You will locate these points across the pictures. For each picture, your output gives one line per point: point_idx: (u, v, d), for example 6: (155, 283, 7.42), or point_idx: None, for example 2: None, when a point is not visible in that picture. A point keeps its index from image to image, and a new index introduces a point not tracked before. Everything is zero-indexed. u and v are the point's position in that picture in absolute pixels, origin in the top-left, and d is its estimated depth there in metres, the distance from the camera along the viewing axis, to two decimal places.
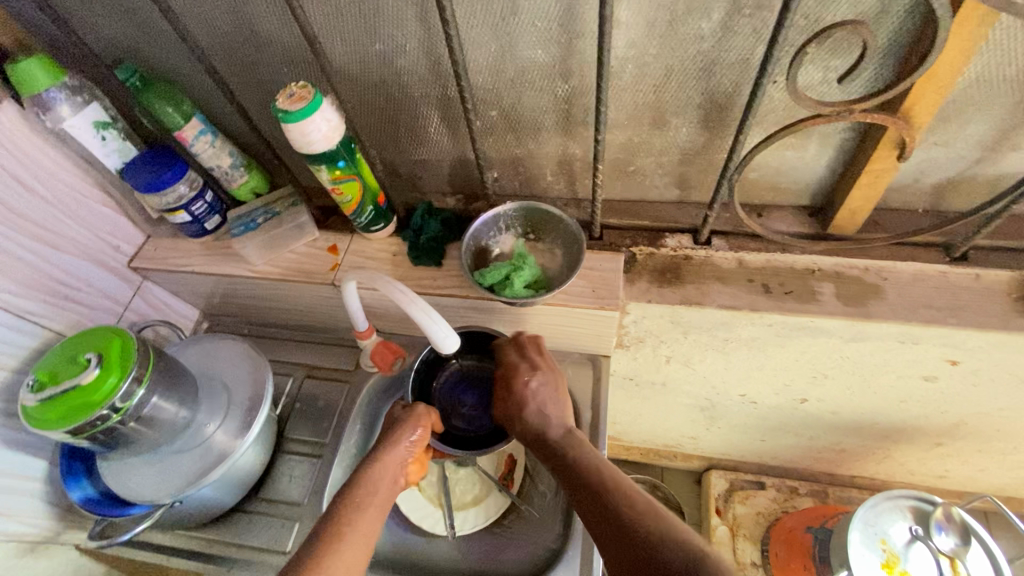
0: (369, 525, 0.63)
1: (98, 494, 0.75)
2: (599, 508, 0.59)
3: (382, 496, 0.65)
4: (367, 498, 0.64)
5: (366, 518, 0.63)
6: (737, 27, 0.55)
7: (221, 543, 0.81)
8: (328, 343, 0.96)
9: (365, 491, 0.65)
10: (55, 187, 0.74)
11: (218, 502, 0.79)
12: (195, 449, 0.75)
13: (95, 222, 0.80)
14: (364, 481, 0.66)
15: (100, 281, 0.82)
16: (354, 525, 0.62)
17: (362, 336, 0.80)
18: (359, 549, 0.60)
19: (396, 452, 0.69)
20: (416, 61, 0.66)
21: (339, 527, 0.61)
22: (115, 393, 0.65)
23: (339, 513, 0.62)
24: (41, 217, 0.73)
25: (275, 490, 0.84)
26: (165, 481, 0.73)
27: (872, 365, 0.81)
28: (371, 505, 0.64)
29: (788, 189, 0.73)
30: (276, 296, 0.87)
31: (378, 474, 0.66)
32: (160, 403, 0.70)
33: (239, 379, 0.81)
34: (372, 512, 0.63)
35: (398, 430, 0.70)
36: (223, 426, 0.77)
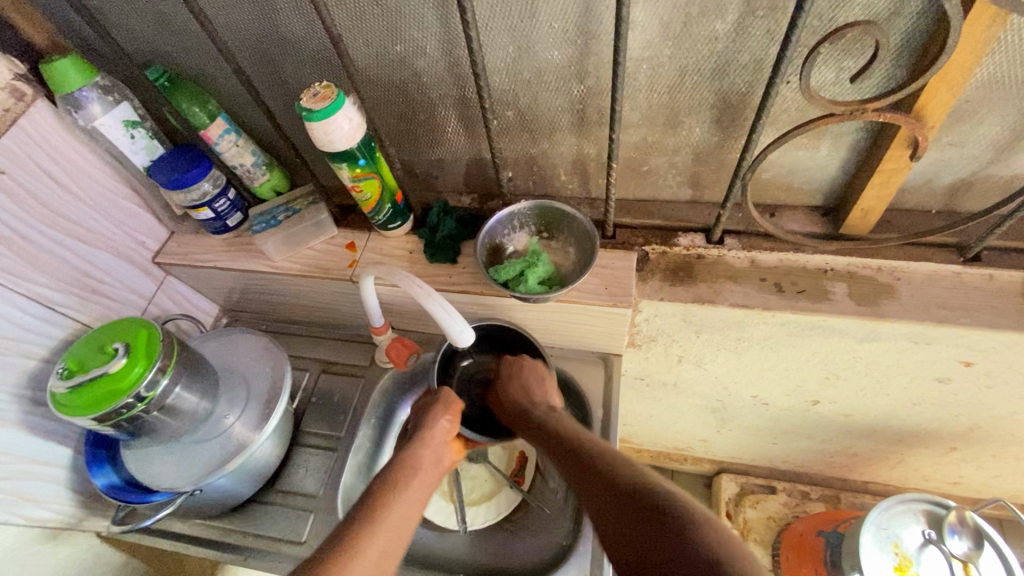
0: (409, 505, 0.65)
1: (121, 482, 0.77)
2: (588, 475, 0.61)
3: (420, 478, 0.68)
4: (405, 478, 0.67)
5: (407, 497, 0.65)
6: (751, 28, 0.56)
7: (238, 533, 0.82)
8: (343, 339, 0.98)
9: (402, 474, 0.67)
10: (85, 183, 0.77)
11: (236, 492, 0.81)
12: (215, 439, 0.77)
13: (122, 218, 0.83)
14: (404, 464, 0.68)
15: (125, 275, 0.84)
16: (397, 503, 0.64)
17: (378, 331, 0.82)
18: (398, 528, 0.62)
19: (432, 436, 0.71)
20: (436, 62, 0.68)
21: (379, 505, 0.63)
22: (140, 381, 0.67)
23: (381, 492, 0.64)
24: (71, 212, 0.75)
25: (290, 482, 0.86)
26: (186, 469, 0.75)
27: (885, 366, 0.81)
28: (410, 486, 0.66)
29: (801, 189, 0.74)
30: (294, 292, 0.89)
31: (418, 456, 0.69)
32: (182, 393, 0.72)
33: (258, 372, 0.83)
34: (412, 493, 0.66)
35: (432, 415, 0.73)
36: (242, 417, 0.78)
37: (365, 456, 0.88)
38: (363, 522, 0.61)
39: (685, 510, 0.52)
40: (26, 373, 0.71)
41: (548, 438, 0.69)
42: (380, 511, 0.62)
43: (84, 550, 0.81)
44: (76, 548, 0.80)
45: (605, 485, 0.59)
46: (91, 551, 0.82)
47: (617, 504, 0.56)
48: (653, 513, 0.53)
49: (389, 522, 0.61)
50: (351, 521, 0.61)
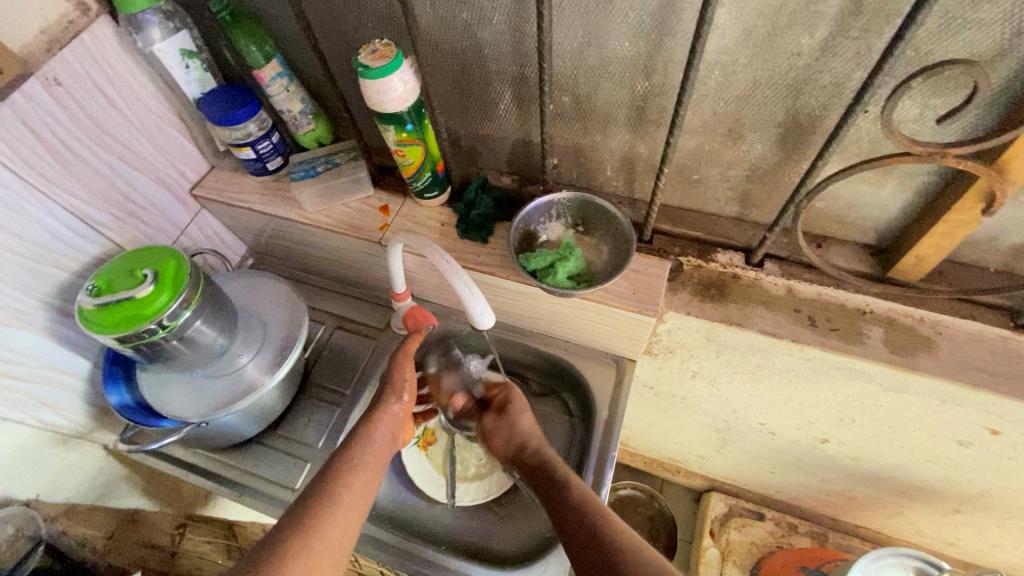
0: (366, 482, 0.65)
1: (134, 402, 0.79)
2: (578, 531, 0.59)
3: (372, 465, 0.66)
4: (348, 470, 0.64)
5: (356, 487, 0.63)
6: (839, 48, 0.53)
7: (236, 469, 0.84)
8: (362, 298, 0.98)
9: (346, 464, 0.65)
10: (135, 106, 0.77)
11: (239, 430, 0.82)
12: (227, 376, 0.78)
13: (165, 145, 0.83)
14: (355, 444, 0.67)
15: (162, 202, 0.85)
16: (350, 490, 0.63)
17: (398, 297, 0.81)
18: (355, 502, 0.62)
19: (389, 412, 0.72)
20: (500, 35, 0.66)
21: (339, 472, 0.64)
22: (164, 311, 0.68)
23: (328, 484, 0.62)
24: (118, 131, 0.75)
25: (293, 429, 0.88)
26: (195, 401, 0.77)
27: (905, 418, 0.78)
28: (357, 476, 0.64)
29: (854, 224, 0.71)
30: (322, 245, 0.89)
31: (373, 437, 0.68)
32: (202, 327, 0.74)
33: (277, 318, 0.84)
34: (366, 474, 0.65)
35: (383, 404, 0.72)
36: (255, 359, 0.80)
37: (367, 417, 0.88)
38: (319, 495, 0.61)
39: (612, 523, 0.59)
40: (57, 284, 0.72)
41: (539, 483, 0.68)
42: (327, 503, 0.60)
43: (90, 460, 0.84)
44: (83, 457, 0.83)
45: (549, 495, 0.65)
46: (95, 461, 0.85)
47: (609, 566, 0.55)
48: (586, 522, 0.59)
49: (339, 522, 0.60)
50: (303, 512, 0.59)
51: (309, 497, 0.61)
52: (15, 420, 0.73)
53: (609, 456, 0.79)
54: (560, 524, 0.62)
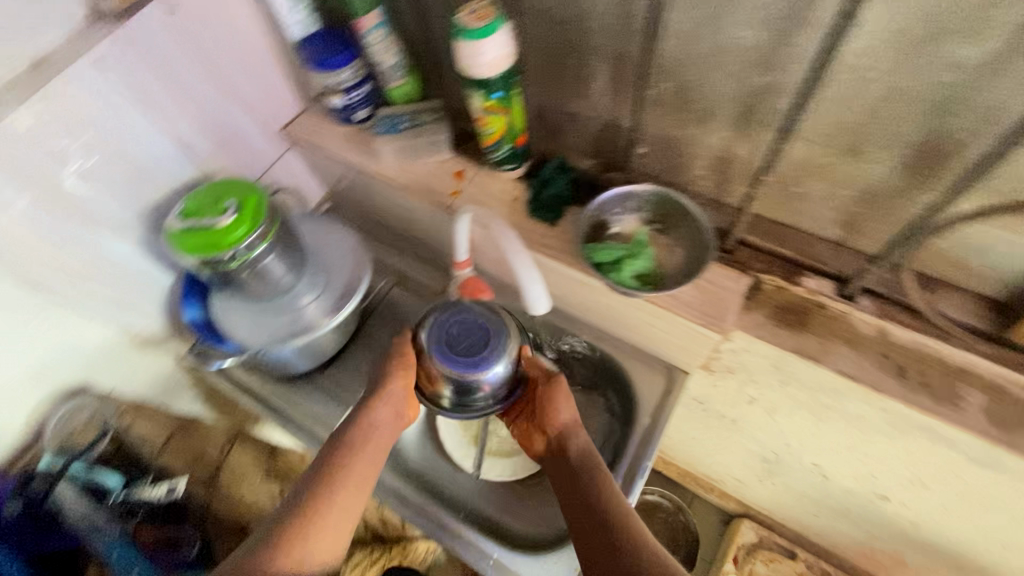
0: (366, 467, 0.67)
1: (205, 321, 0.85)
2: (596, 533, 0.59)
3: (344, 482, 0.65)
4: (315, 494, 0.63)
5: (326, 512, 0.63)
6: (1011, 67, 0.44)
7: (284, 399, 0.89)
8: (423, 259, 0.99)
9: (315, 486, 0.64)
10: (239, 40, 0.79)
11: (293, 364, 0.87)
12: (287, 313, 0.82)
13: (262, 82, 0.85)
14: (350, 437, 0.68)
15: (252, 137, 0.88)
16: (350, 477, 0.65)
17: (458, 265, 0.81)
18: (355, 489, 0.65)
19: (390, 395, 0.69)
20: (608, 7, 0.61)
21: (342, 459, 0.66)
22: (241, 242, 0.71)
23: (321, 483, 0.64)
24: (222, 63, 0.78)
25: (339, 374, 0.91)
26: (256, 330, 0.81)
27: (988, 497, 0.70)
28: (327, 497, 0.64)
29: (977, 272, 0.61)
30: (393, 201, 0.90)
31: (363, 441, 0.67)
32: (273, 263, 0.77)
33: (340, 266, 0.86)
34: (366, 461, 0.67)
35: (372, 409, 0.69)
36: (315, 302, 0.82)
37: None
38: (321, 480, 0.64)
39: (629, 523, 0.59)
40: (150, 201, 0.77)
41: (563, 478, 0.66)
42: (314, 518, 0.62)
43: (160, 366, 0.91)
44: (155, 362, 0.90)
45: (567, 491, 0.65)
46: (164, 368, 0.92)
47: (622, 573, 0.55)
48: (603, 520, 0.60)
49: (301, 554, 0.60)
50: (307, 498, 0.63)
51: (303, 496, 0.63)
52: (104, 319, 0.80)
53: (646, 461, 0.78)
54: (573, 515, 0.63)
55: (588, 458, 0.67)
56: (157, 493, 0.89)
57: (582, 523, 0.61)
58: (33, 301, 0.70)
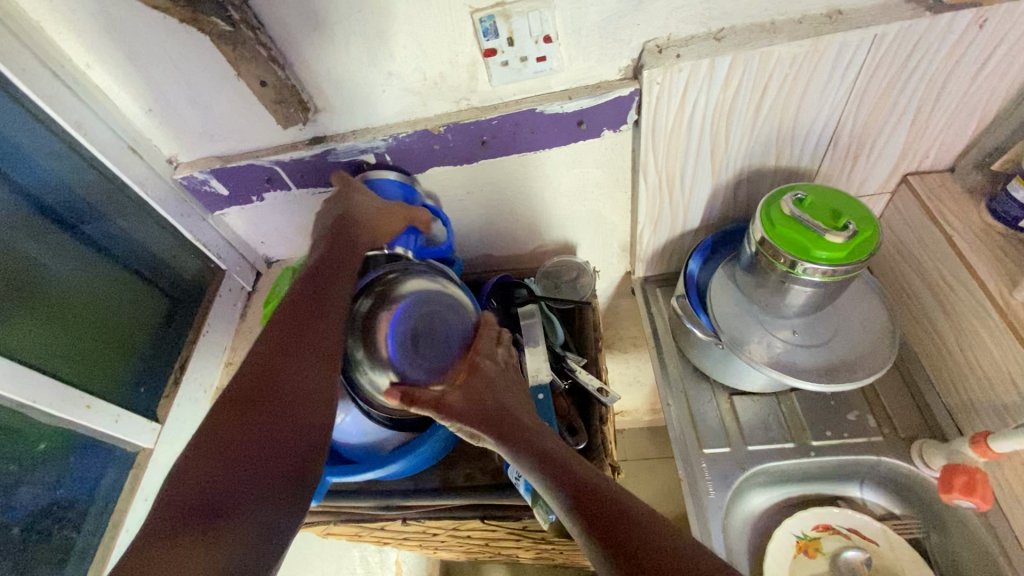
0: (292, 387, 0.55)
1: (694, 279, 0.84)
2: (552, 460, 0.56)
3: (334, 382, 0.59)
4: (304, 367, 0.57)
5: (321, 407, 0.56)
6: None
7: (676, 380, 0.86)
8: (916, 391, 0.80)
9: (297, 340, 0.59)
10: (994, 77, 0.64)
11: (721, 372, 0.80)
12: (766, 331, 0.74)
13: (954, 128, 0.71)
14: (278, 353, 0.57)
15: (883, 163, 0.76)
16: (285, 386, 0.55)
17: (978, 447, 0.66)
18: (286, 393, 0.55)
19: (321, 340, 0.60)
20: None
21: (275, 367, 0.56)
22: (812, 262, 0.64)
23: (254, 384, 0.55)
24: (947, 93, 0.66)
25: (743, 412, 0.82)
26: (735, 320, 0.74)
27: None
28: (325, 383, 0.57)
29: None
30: (958, 324, 0.71)
31: (291, 356, 0.57)
32: (802, 292, 0.69)
33: (849, 336, 0.73)
34: (287, 376, 0.56)
35: (300, 367, 0.57)
36: (800, 346, 0.72)
37: (791, 470, 0.78)
38: (259, 380, 0.55)
39: (671, 540, 0.46)
40: (754, 160, 0.75)
41: (506, 429, 0.61)
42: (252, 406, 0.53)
43: (612, 266, 0.99)
44: (613, 261, 0.98)
45: (560, 473, 0.54)
46: (614, 269, 1.00)
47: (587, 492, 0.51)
48: (626, 524, 0.48)
49: (272, 426, 0.52)
50: (250, 393, 0.54)
51: (249, 391, 0.54)
52: (628, 215, 0.87)
53: None
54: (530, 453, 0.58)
55: (568, 457, 0.57)
56: (589, 385, 0.78)
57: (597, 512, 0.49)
58: (618, 174, 0.79)
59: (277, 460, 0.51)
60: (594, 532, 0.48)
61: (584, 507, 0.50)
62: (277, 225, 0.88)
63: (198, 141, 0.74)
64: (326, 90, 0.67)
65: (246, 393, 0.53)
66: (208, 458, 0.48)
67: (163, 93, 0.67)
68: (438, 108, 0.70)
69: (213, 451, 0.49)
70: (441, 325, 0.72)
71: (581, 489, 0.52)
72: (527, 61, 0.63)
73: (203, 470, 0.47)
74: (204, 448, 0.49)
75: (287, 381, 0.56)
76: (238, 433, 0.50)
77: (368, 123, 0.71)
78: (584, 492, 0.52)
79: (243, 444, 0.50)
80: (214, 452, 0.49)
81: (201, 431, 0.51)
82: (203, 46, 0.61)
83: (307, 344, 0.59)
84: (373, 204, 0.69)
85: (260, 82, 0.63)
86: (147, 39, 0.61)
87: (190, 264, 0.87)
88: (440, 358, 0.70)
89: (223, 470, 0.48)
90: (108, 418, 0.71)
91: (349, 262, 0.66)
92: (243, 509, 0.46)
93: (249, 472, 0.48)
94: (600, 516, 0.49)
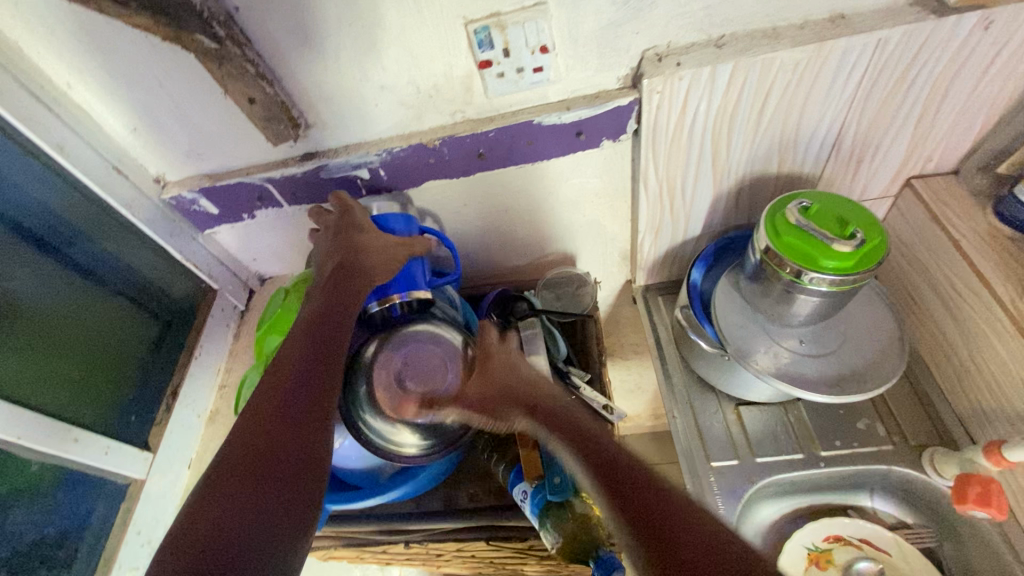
0: (283, 440, 0.52)
1: (697, 288, 0.82)
2: (585, 439, 0.56)
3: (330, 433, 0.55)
4: (301, 417, 0.54)
5: (319, 459, 0.53)
6: None
7: (681, 392, 0.84)
8: (925, 398, 0.79)
9: (294, 388, 0.56)
10: (999, 79, 0.63)
11: (725, 382, 0.79)
12: (772, 340, 0.72)
13: (959, 131, 0.70)
14: (270, 406, 0.54)
15: (886, 167, 0.75)
16: (278, 440, 0.52)
17: (993, 457, 0.64)
18: (278, 447, 0.51)
19: (314, 389, 0.57)
20: None
21: (267, 420, 0.53)
22: (819, 272, 0.62)
23: (247, 441, 0.52)
24: (952, 95, 0.65)
25: (750, 423, 0.80)
26: (740, 330, 0.73)
27: None
28: (317, 437, 0.54)
29: None
30: (968, 331, 0.70)
31: (282, 408, 0.54)
32: (809, 301, 0.67)
33: (857, 346, 0.72)
34: (279, 430, 0.53)
35: (293, 419, 0.54)
36: (807, 355, 0.71)
37: (800, 481, 0.77)
38: (253, 435, 0.52)
39: (686, 505, 0.47)
40: (757, 167, 0.73)
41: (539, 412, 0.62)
42: (244, 464, 0.50)
43: (612, 275, 0.97)
44: (613, 270, 0.96)
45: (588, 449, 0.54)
46: (614, 278, 0.98)
47: (621, 476, 0.50)
48: (660, 509, 0.46)
49: (263, 483, 0.48)
50: (242, 451, 0.51)
51: (240, 450, 0.51)
52: (628, 224, 0.85)
53: None
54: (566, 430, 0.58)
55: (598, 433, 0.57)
56: (594, 402, 0.77)
57: (618, 486, 0.49)
58: (618, 183, 0.77)
59: (275, 519, 0.47)
60: (612, 502, 0.49)
61: (619, 492, 0.49)
62: (270, 242, 0.86)
63: (185, 159, 0.72)
64: (316, 104, 0.65)
65: (239, 452, 0.50)
66: (197, 525, 0.45)
67: (148, 111, 0.65)
68: (433, 121, 0.68)
69: (212, 511, 0.46)
70: (419, 350, 0.69)
71: (604, 458, 0.53)
72: (523, 72, 0.61)
73: (199, 533, 0.44)
74: (203, 511, 0.46)
75: (279, 434, 0.52)
76: (232, 492, 0.47)
77: (361, 138, 0.69)
78: (610, 470, 0.51)
79: (238, 503, 0.46)
80: (210, 513, 0.46)
81: (194, 498, 0.48)
82: (188, 64, 0.59)
83: (299, 394, 0.56)
84: (388, 238, 0.68)
85: (248, 100, 0.61)
86: (129, 56, 0.58)
87: (179, 285, 0.85)
88: (427, 380, 0.68)
89: (213, 533, 0.44)
90: (97, 450, 0.69)
91: (347, 307, 0.64)
92: (239, 573, 0.42)
93: (244, 532, 0.44)
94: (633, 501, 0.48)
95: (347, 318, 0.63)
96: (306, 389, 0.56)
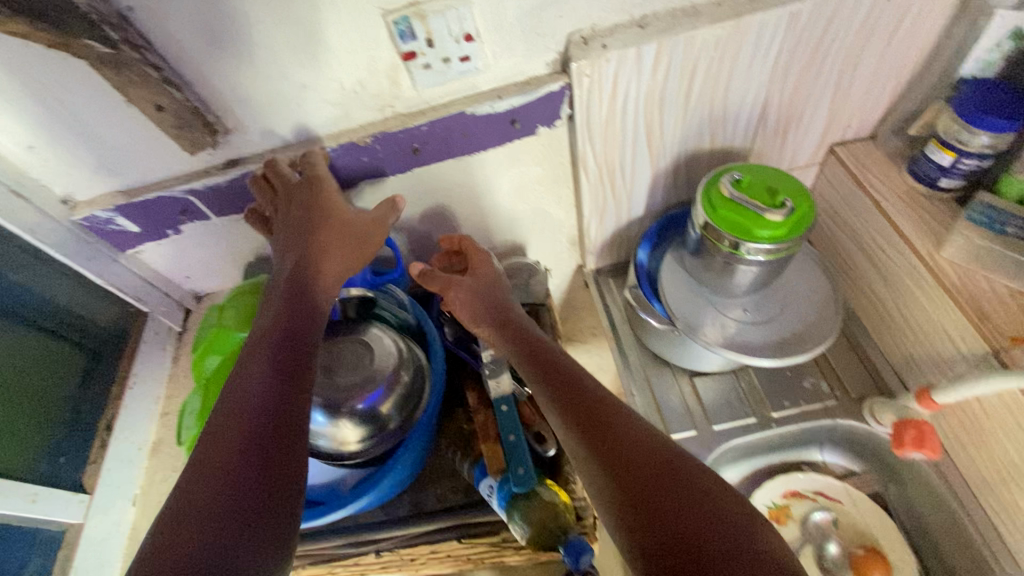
0: (257, 443, 0.49)
1: (644, 267, 0.83)
2: (559, 381, 0.59)
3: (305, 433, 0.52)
4: (274, 417, 0.51)
5: (297, 461, 0.50)
6: None
7: (638, 368, 0.85)
8: (862, 352, 0.83)
9: (262, 388, 0.52)
10: (902, 46, 0.66)
11: (677, 357, 0.81)
12: (718, 311, 0.75)
13: (872, 96, 0.73)
14: (237, 409, 0.51)
15: (811, 135, 0.78)
16: (252, 443, 0.48)
17: (926, 402, 0.69)
18: (253, 450, 0.48)
19: (283, 387, 0.53)
20: None
21: (237, 423, 0.50)
22: (755, 242, 0.65)
23: (217, 447, 0.48)
24: (863, 62, 0.68)
25: (705, 393, 0.83)
26: (686, 304, 0.75)
27: None
28: (294, 436, 0.51)
29: None
30: (895, 286, 0.74)
31: (251, 410, 0.50)
32: (749, 272, 0.70)
33: (795, 309, 0.75)
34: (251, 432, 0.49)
35: (265, 421, 0.50)
36: (750, 321, 0.74)
37: (756, 442, 0.80)
38: (223, 441, 0.48)
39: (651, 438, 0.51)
40: (691, 143, 0.75)
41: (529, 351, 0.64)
42: (216, 472, 0.46)
43: (563, 260, 0.97)
44: (564, 254, 0.96)
45: (570, 405, 0.56)
46: (566, 263, 0.98)
47: (595, 417, 0.54)
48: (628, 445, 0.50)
49: (240, 492, 0.45)
50: (214, 459, 0.47)
51: (210, 458, 0.47)
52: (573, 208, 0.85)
53: None
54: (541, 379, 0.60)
55: (584, 386, 0.58)
56: None
57: (588, 427, 0.53)
58: (559, 169, 0.77)
59: (257, 530, 0.44)
60: (583, 438, 0.53)
61: (588, 432, 0.53)
62: (200, 257, 0.81)
63: (93, 175, 0.66)
64: (234, 108, 0.61)
65: (209, 463, 0.47)
66: (172, 547, 0.42)
67: (44, 126, 0.60)
68: (362, 117, 0.65)
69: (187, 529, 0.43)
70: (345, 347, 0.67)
71: (577, 400, 0.56)
72: (450, 62, 0.60)
73: (178, 554, 0.41)
74: (176, 529, 0.43)
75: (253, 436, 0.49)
76: (207, 506, 0.44)
77: (286, 139, 0.66)
78: (593, 421, 0.54)
79: (218, 517, 0.44)
80: (189, 528, 0.43)
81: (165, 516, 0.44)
82: (82, 70, 0.54)
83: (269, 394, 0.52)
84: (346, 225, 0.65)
85: (156, 107, 0.57)
86: (13, 68, 0.53)
87: (102, 312, 0.80)
88: (358, 372, 0.66)
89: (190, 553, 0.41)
90: (23, 498, 0.65)
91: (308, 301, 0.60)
92: None
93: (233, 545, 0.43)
94: (605, 439, 0.52)
95: (310, 315, 0.60)
96: (276, 388, 0.53)
